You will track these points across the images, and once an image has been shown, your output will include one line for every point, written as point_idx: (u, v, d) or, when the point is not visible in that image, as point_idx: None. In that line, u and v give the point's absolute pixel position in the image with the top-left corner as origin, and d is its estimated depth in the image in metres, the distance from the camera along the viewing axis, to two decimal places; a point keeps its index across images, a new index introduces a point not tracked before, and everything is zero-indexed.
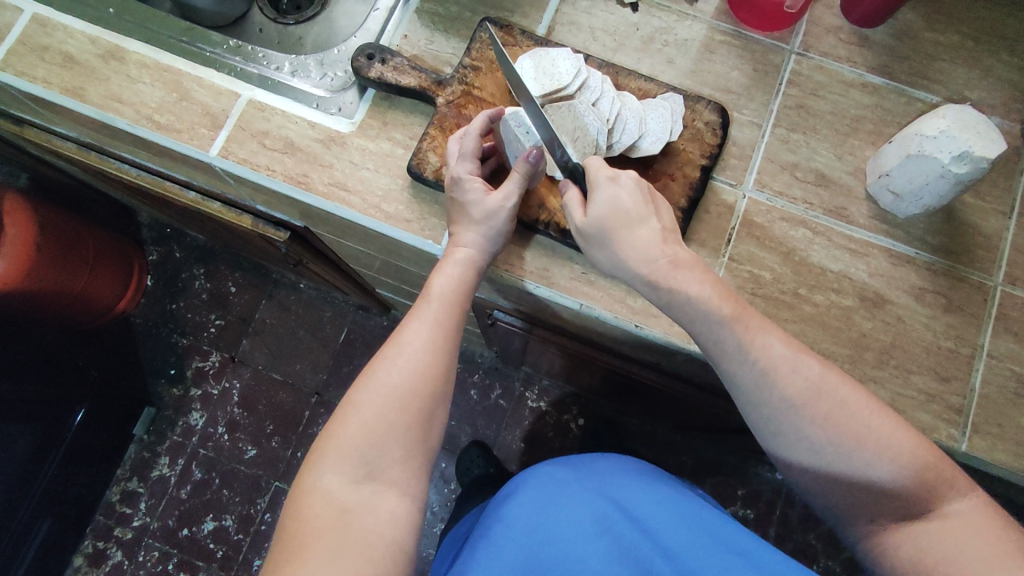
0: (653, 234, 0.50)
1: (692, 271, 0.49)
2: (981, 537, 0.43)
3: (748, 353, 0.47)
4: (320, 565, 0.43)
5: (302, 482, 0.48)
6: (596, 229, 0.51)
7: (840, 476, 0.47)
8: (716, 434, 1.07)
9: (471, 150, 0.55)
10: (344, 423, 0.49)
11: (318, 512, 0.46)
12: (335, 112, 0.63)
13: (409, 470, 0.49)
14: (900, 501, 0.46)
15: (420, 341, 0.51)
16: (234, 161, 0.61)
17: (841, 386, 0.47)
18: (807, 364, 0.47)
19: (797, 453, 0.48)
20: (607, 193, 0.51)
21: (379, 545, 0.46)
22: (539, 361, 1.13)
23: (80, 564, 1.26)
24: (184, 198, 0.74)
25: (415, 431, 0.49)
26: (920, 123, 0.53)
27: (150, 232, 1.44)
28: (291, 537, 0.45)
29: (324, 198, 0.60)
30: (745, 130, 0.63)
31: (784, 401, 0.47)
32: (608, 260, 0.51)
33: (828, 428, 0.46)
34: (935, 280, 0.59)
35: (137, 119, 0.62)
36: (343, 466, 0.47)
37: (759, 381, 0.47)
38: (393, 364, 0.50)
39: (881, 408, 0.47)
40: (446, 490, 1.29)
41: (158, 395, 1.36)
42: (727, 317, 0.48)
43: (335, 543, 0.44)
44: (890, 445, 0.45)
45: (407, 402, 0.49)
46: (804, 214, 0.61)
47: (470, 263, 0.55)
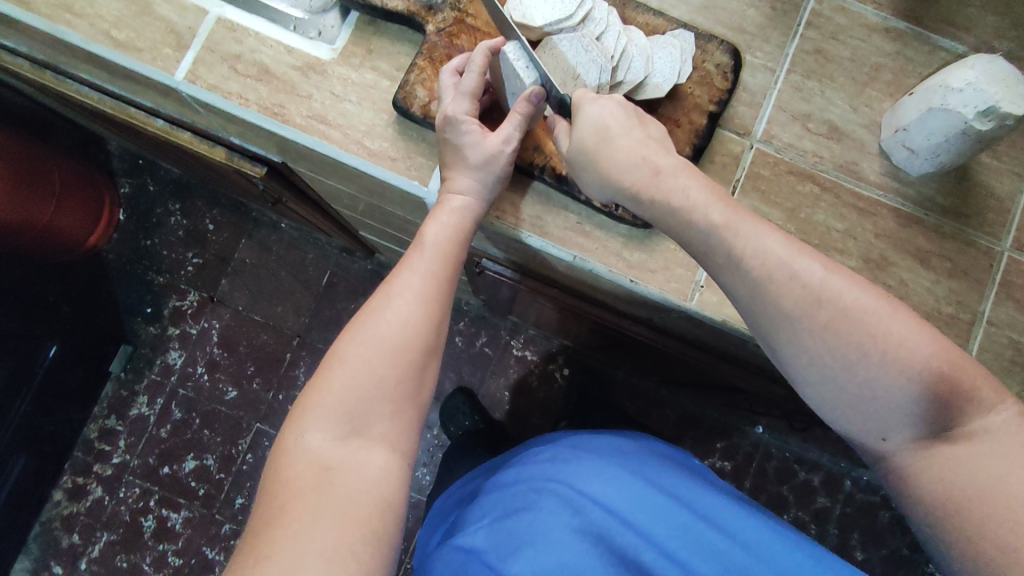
0: (638, 146, 0.47)
1: (679, 176, 0.46)
2: (1020, 456, 0.39)
3: (740, 261, 0.43)
4: (302, 529, 0.41)
5: (284, 439, 0.46)
6: (579, 152, 0.49)
7: (843, 392, 0.43)
8: (701, 388, 1.07)
9: (472, 88, 0.51)
10: (330, 378, 0.46)
11: (301, 471, 0.44)
12: (314, 36, 0.57)
13: (398, 425, 0.47)
14: (914, 415, 0.41)
15: (412, 292, 0.48)
16: (202, 87, 0.56)
17: (845, 288, 0.42)
18: (808, 261, 0.43)
19: (796, 372, 0.44)
20: (590, 113, 0.47)
21: (366, 504, 0.44)
22: (526, 311, 1.11)
23: (60, 498, 1.26)
24: (152, 127, 0.68)
25: (404, 385, 0.47)
26: (944, 74, 0.50)
27: (121, 162, 1.37)
28: (272, 498, 0.43)
29: (302, 131, 0.56)
30: (758, 75, 0.58)
31: (779, 310, 0.43)
32: (596, 181, 0.49)
33: (827, 336, 0.42)
34: (942, 243, 0.57)
35: (92, 35, 0.56)
36: (329, 422, 0.45)
37: (754, 292, 0.43)
38: (383, 315, 0.47)
39: (892, 310, 0.42)
40: (429, 435, 1.29)
41: (134, 332, 1.33)
42: (716, 224, 0.44)
43: (321, 503, 0.42)
44: (900, 355, 0.41)
45: (397, 356, 0.47)
46: (813, 168, 0.57)
47: (466, 211, 0.51)
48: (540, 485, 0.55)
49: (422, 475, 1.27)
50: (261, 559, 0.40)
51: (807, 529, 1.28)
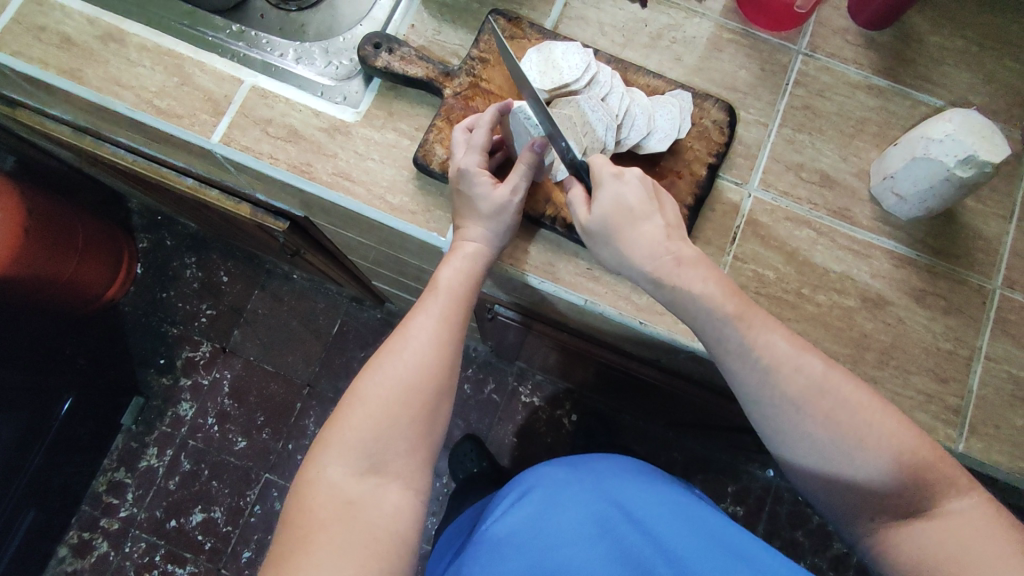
0: (658, 231, 0.50)
1: (697, 268, 0.50)
2: (981, 539, 0.43)
3: (750, 351, 0.48)
4: (324, 560, 0.42)
5: (306, 473, 0.47)
6: (600, 226, 0.51)
7: (836, 471, 0.48)
8: (711, 431, 1.07)
9: (481, 143, 0.55)
10: (350, 414, 0.48)
11: (323, 504, 0.45)
12: (340, 100, 0.62)
13: (414, 462, 0.49)
14: (898, 494, 0.46)
15: (427, 333, 0.51)
16: (236, 148, 0.60)
17: (843, 383, 0.47)
18: (810, 357, 0.48)
19: (797, 449, 0.49)
20: (611, 190, 0.50)
21: (383, 538, 0.45)
22: (533, 356, 1.13)
23: (64, 554, 1.25)
24: (182, 184, 0.74)
25: (420, 425, 0.49)
26: (926, 126, 0.54)
27: (141, 219, 1.42)
28: (296, 530, 0.44)
29: (327, 187, 0.59)
30: (751, 129, 0.63)
31: (785, 395, 0.48)
32: (613, 255, 0.51)
33: (829, 425, 0.47)
34: (935, 282, 0.60)
35: (136, 104, 0.61)
36: (349, 458, 0.47)
37: (762, 380, 0.48)
38: (401, 355, 0.50)
39: (883, 407, 0.47)
40: (439, 484, 1.29)
41: (146, 383, 1.35)
42: (730, 314, 0.48)
43: (341, 536, 0.44)
44: (889, 441, 0.46)
45: (413, 394, 0.49)
46: (809, 214, 0.61)
47: (479, 256, 0.55)
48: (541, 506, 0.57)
49: (431, 524, 1.26)
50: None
51: None
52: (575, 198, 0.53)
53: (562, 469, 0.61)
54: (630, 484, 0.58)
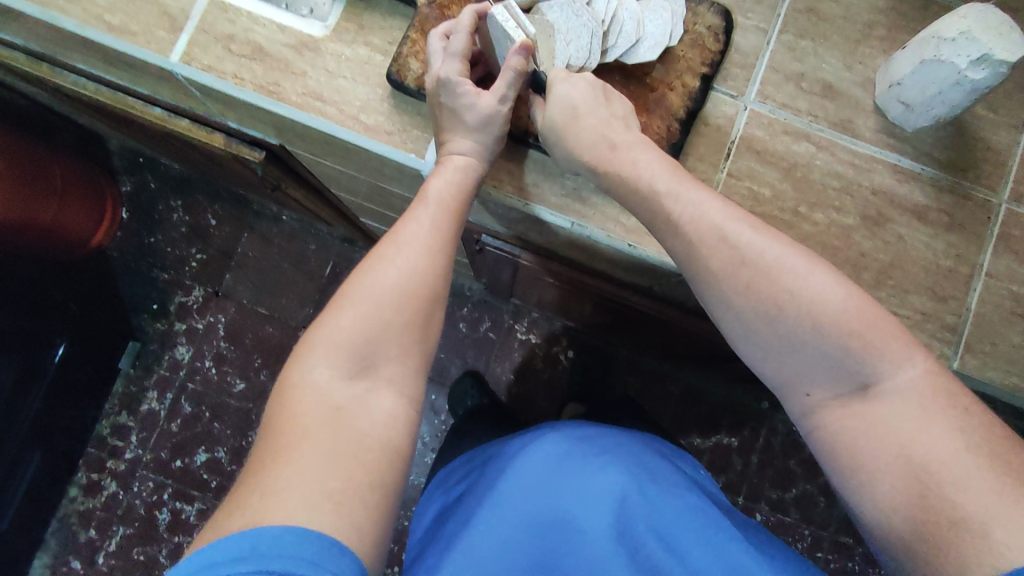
0: (602, 122, 0.50)
1: (632, 150, 0.50)
2: (924, 415, 0.44)
3: (681, 229, 0.48)
4: (309, 464, 0.41)
5: (290, 376, 0.46)
6: (549, 129, 0.51)
7: (768, 342, 0.48)
8: (706, 362, 1.07)
9: (461, 49, 0.51)
10: (339, 317, 0.47)
11: (309, 408, 0.44)
12: (306, 13, 0.57)
13: (406, 369, 0.48)
14: (836, 369, 0.46)
15: (419, 240, 0.50)
16: (197, 68, 0.56)
17: (766, 247, 0.47)
18: (743, 225, 0.47)
19: (731, 326, 0.49)
20: (560, 91, 0.50)
21: (373, 443, 0.44)
22: (528, 292, 1.12)
23: (75, 494, 1.28)
24: (149, 114, 0.70)
25: (412, 331, 0.49)
26: (938, 26, 0.50)
27: (122, 160, 1.38)
28: (279, 433, 0.43)
29: (298, 109, 0.56)
30: (750, 36, 0.58)
31: (716, 268, 0.48)
32: (562, 155, 0.52)
33: (748, 296, 0.47)
34: (938, 198, 0.57)
35: (87, 20, 0.56)
36: (337, 361, 0.46)
37: (688, 257, 0.49)
38: (391, 259, 0.49)
39: (802, 255, 0.47)
40: (437, 421, 1.31)
41: (141, 328, 1.34)
42: (658, 191, 0.48)
43: (328, 441, 0.43)
44: (810, 304, 0.46)
45: (403, 300, 0.48)
46: (808, 127, 0.57)
47: (468, 166, 0.52)
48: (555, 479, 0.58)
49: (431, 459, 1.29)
50: (267, 492, 0.40)
51: (816, 501, 1.28)
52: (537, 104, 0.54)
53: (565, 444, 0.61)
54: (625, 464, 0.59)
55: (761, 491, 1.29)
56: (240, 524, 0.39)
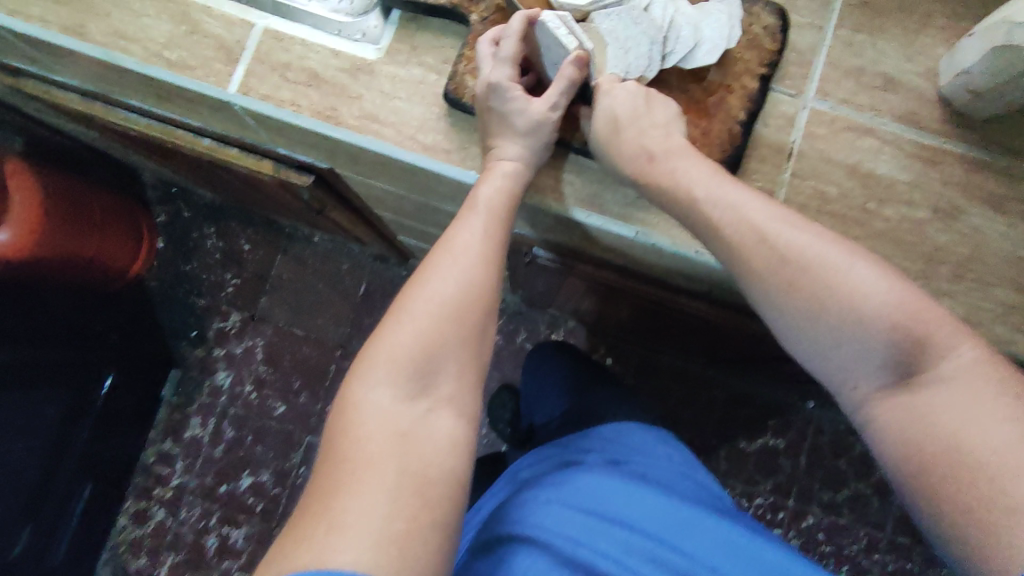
0: (646, 132, 0.49)
1: (678, 157, 0.49)
2: (981, 405, 0.41)
3: (717, 232, 0.48)
4: (373, 493, 0.41)
5: (349, 395, 0.45)
6: (596, 139, 0.52)
7: (810, 337, 0.47)
8: (753, 365, 1.05)
9: (511, 54, 0.51)
10: (397, 333, 0.46)
11: (372, 431, 0.43)
12: (358, 38, 0.57)
13: (463, 387, 0.48)
14: (883, 360, 0.45)
15: (474, 250, 0.49)
16: (255, 97, 0.57)
17: (808, 243, 0.46)
18: (790, 225, 0.47)
19: (774, 322, 0.48)
20: (605, 104, 0.50)
21: (438, 469, 0.44)
22: (567, 301, 1.11)
23: (125, 523, 1.29)
24: (199, 145, 0.71)
25: (468, 347, 0.48)
26: (1008, 11, 0.49)
27: (156, 192, 1.40)
28: (343, 458, 0.42)
29: (356, 132, 0.56)
30: (805, 33, 0.57)
31: (760, 268, 0.47)
32: (607, 166, 0.52)
33: (794, 294, 0.46)
34: (1014, 186, 0.55)
35: (146, 57, 0.57)
36: (396, 381, 0.45)
37: (731, 259, 0.48)
38: (446, 271, 0.48)
39: (846, 251, 0.46)
40: (479, 434, 1.32)
41: (182, 356, 1.36)
42: (699, 197, 0.48)
43: (393, 469, 0.42)
44: (856, 300, 0.45)
45: (460, 314, 0.48)
46: (871, 122, 0.56)
47: (517, 174, 0.51)
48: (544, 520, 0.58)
49: None
50: (335, 526, 0.39)
51: (869, 501, 1.26)
52: (584, 114, 0.53)
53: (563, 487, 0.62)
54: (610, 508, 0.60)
55: (813, 493, 1.26)
56: (312, 559, 0.38)
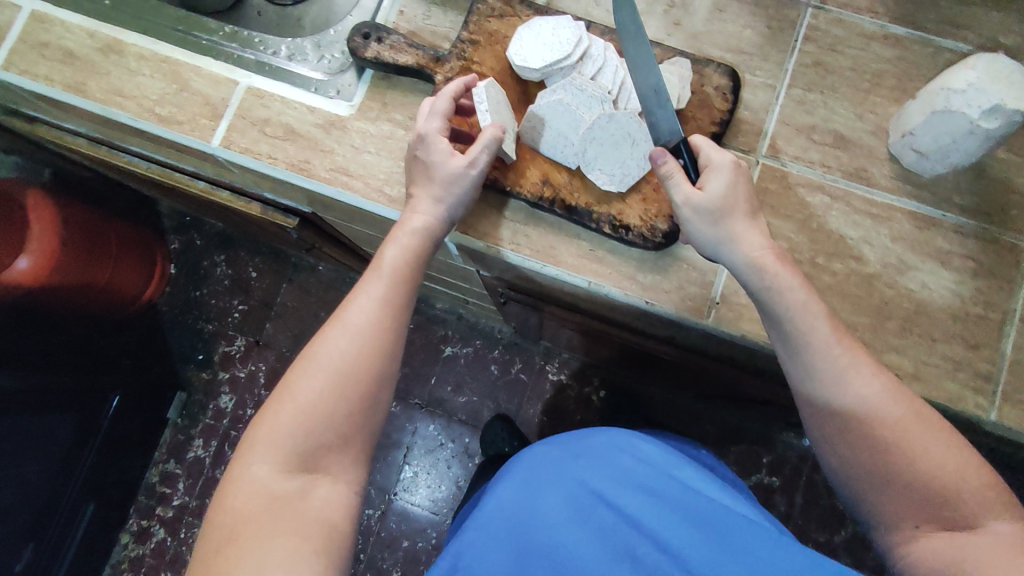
0: (759, 225, 0.52)
1: (789, 266, 0.51)
2: None
3: (829, 344, 0.49)
4: (251, 554, 0.43)
5: (233, 471, 0.48)
6: (711, 206, 0.50)
7: (885, 457, 0.47)
8: (740, 403, 1.05)
9: (443, 109, 0.54)
10: (280, 409, 0.49)
11: (249, 501, 0.46)
12: (333, 94, 0.62)
13: (347, 453, 0.49)
14: (948, 505, 0.46)
15: (361, 321, 0.51)
16: (236, 151, 0.61)
17: (906, 395, 0.48)
18: (878, 374, 0.48)
19: (847, 434, 0.49)
20: (728, 178, 0.51)
21: (315, 528, 0.46)
22: (556, 335, 1.13)
23: (127, 541, 1.33)
24: (194, 188, 0.75)
25: (354, 413, 0.49)
26: (948, 75, 0.50)
27: (171, 221, 1.47)
28: (223, 528, 0.45)
29: (327, 184, 0.59)
30: (758, 92, 0.60)
31: (860, 403, 0.48)
32: (718, 238, 0.51)
33: (886, 419, 0.47)
34: (962, 243, 0.56)
35: (139, 113, 0.62)
36: (277, 453, 0.47)
37: (834, 372, 0.48)
38: (334, 343, 0.50)
39: (935, 415, 0.49)
40: (471, 464, 1.33)
41: (188, 379, 1.41)
42: (812, 307, 0.49)
43: (267, 528, 0.45)
44: (938, 443, 0.47)
45: (345, 382, 0.49)
46: (822, 179, 0.58)
47: (422, 229, 0.53)
48: (539, 485, 0.51)
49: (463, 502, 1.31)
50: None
51: (867, 544, 1.23)
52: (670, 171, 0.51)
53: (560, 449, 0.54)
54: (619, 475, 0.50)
55: (808, 534, 1.24)
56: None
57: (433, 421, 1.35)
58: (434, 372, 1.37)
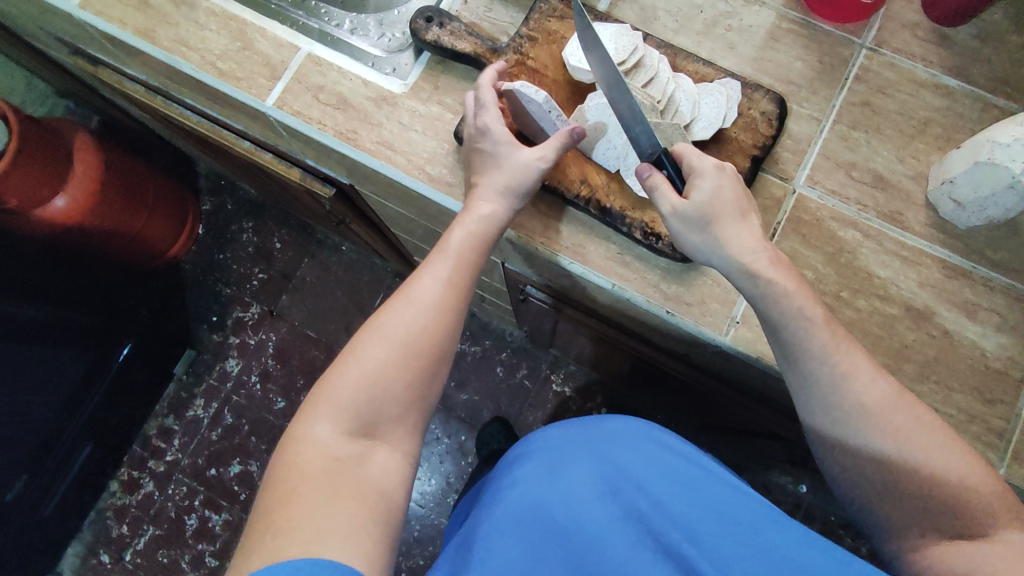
0: (754, 229, 0.50)
1: (788, 272, 0.50)
2: None
3: (832, 354, 0.48)
4: (317, 510, 0.42)
5: (295, 430, 0.47)
6: (699, 213, 0.49)
7: (892, 470, 0.47)
8: (742, 437, 1.04)
9: (490, 99, 0.55)
10: (343, 374, 0.48)
11: (312, 460, 0.45)
12: (389, 72, 0.63)
13: (404, 427, 0.49)
14: (958, 518, 0.46)
15: (427, 295, 0.51)
16: (288, 113, 0.63)
17: (915, 408, 0.48)
18: (883, 383, 0.48)
19: (853, 447, 0.48)
20: (714, 181, 0.50)
21: (376, 494, 0.45)
22: (567, 344, 1.13)
23: (115, 489, 1.34)
24: (239, 146, 0.78)
25: (414, 387, 0.49)
26: (994, 129, 0.50)
27: (206, 182, 1.50)
28: (283, 485, 0.43)
29: (370, 155, 0.61)
30: (803, 123, 0.60)
31: (859, 415, 0.47)
32: (705, 244, 0.50)
33: (893, 437, 0.47)
34: (989, 297, 0.56)
35: (200, 65, 0.64)
36: (341, 417, 0.47)
37: (837, 385, 0.48)
38: (401, 314, 0.50)
39: (947, 429, 0.48)
40: (464, 462, 1.32)
41: (199, 338, 1.42)
42: (816, 318, 0.48)
43: (332, 488, 0.43)
44: (953, 461, 0.46)
45: (413, 355, 0.49)
46: (856, 216, 0.58)
47: (483, 214, 0.54)
48: (563, 462, 0.54)
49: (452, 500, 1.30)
50: (278, 537, 0.40)
51: None
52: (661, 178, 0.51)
53: (572, 432, 0.57)
54: (636, 450, 0.54)
55: None
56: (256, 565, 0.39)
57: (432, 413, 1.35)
58: None
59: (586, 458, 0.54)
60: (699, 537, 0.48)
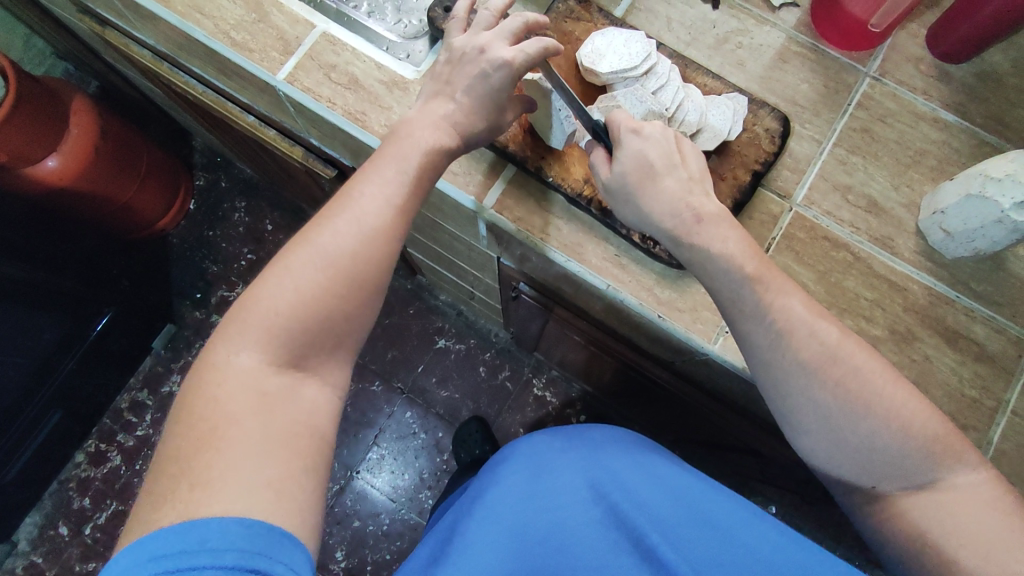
0: (678, 185, 0.50)
1: (719, 226, 0.49)
2: (980, 512, 0.44)
3: (766, 313, 0.47)
4: (241, 455, 0.40)
5: (213, 357, 0.43)
6: (621, 184, 0.51)
7: (837, 429, 0.46)
8: (718, 452, 1.06)
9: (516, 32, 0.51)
10: (271, 295, 0.44)
11: (233, 394, 0.42)
12: (402, 57, 0.64)
13: (332, 357, 0.47)
14: (908, 469, 0.45)
15: (370, 219, 0.47)
16: (298, 88, 0.62)
17: (859, 356, 0.46)
18: (825, 328, 0.47)
19: (796, 409, 0.47)
20: (631, 147, 0.51)
21: (304, 431, 0.43)
22: (553, 349, 1.13)
23: (81, 460, 1.32)
24: (243, 121, 0.77)
25: (348, 316, 0.46)
26: (987, 165, 0.52)
27: (201, 157, 1.48)
28: (200, 422, 0.40)
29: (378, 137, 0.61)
30: (805, 144, 0.62)
31: (798, 369, 0.47)
32: (633, 213, 0.52)
33: (836, 391, 0.46)
34: (970, 326, 0.58)
35: (213, 33, 0.64)
36: (267, 346, 0.44)
37: (775, 344, 0.47)
38: (337, 236, 0.46)
39: (894, 377, 0.46)
40: (439, 459, 1.32)
41: (181, 314, 1.40)
42: (749, 276, 0.48)
43: (256, 429, 0.41)
44: (900, 411, 0.45)
45: (349, 283, 0.46)
46: (849, 238, 0.60)
47: (436, 142, 0.51)
48: (547, 470, 0.56)
49: (425, 496, 1.29)
50: (197, 487, 0.38)
51: None
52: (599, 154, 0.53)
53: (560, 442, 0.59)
54: (626, 460, 0.56)
55: None
56: (174, 517, 0.38)
57: (411, 408, 1.34)
58: (422, 360, 1.37)
59: (573, 465, 0.55)
60: (679, 536, 0.49)
